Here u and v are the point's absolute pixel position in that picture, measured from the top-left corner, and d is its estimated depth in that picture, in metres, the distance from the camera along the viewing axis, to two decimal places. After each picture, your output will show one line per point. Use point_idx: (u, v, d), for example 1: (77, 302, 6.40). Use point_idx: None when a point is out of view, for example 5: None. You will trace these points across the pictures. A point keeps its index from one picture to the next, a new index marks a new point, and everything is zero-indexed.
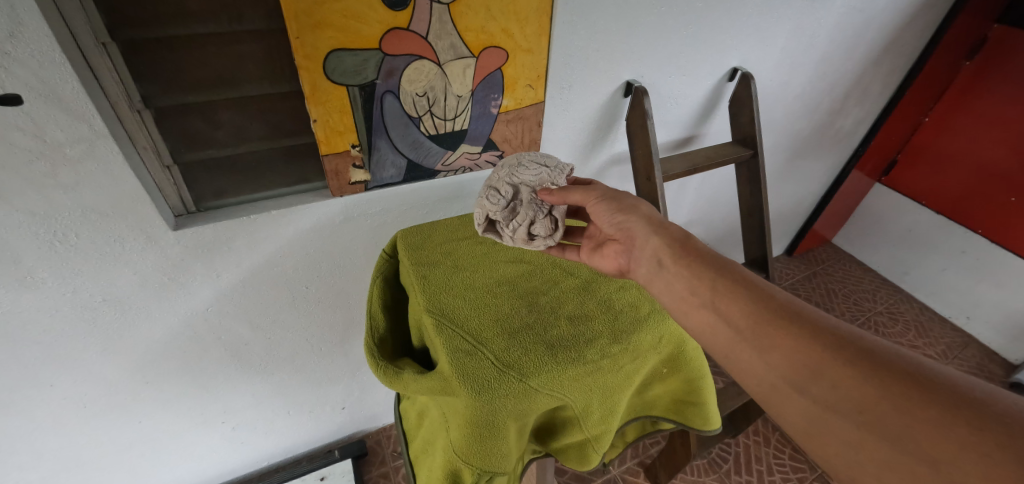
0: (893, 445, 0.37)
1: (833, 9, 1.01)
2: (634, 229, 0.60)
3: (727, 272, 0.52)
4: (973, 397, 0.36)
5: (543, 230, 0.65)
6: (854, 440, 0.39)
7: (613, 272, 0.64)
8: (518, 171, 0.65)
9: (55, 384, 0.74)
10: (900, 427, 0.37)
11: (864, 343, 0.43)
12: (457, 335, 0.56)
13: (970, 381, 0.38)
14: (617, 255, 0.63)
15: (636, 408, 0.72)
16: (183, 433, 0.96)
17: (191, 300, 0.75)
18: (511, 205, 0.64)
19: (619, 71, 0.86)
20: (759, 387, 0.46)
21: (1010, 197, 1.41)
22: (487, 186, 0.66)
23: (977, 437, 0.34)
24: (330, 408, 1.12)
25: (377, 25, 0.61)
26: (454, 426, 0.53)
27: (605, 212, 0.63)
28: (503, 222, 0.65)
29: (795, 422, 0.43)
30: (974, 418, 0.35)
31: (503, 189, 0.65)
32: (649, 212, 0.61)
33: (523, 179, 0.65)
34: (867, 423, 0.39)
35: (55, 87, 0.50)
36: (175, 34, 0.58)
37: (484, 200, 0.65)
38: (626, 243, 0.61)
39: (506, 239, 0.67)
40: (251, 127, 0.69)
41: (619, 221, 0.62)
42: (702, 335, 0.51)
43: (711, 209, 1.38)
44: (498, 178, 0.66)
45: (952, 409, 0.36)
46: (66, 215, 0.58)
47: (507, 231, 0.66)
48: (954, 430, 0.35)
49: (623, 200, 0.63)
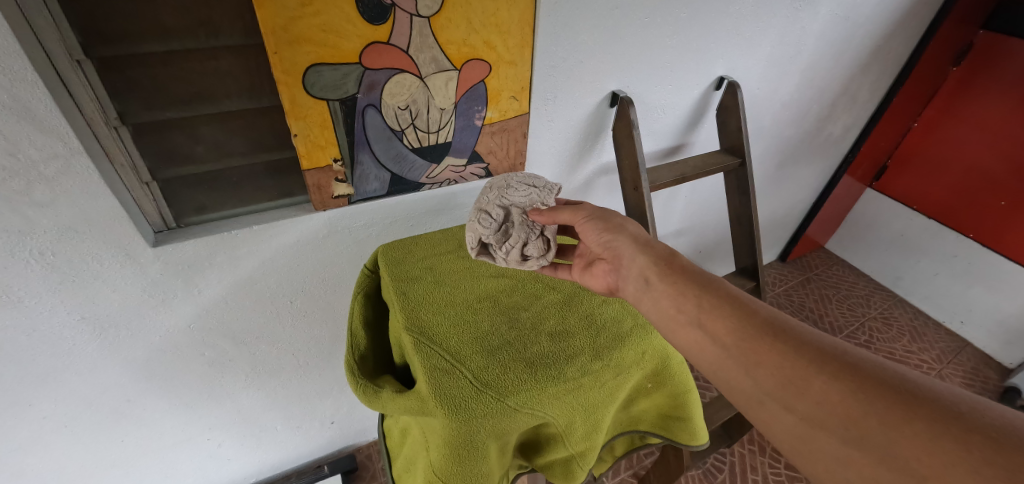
0: (882, 461, 0.36)
1: (817, 17, 1.02)
2: (620, 247, 0.60)
3: (712, 289, 0.52)
4: (959, 411, 0.36)
5: (535, 251, 0.65)
6: (844, 457, 0.38)
7: (603, 291, 0.63)
8: (509, 193, 0.65)
9: (34, 404, 0.73)
10: (888, 442, 0.36)
11: (848, 357, 0.42)
12: (437, 353, 0.55)
13: (956, 393, 0.37)
14: (606, 273, 0.62)
15: (622, 424, 0.72)
16: (168, 451, 0.94)
17: (172, 316, 0.74)
18: (504, 227, 0.64)
19: (604, 81, 0.86)
20: (746, 404, 0.46)
21: (1001, 201, 1.41)
22: (477, 208, 0.65)
23: (967, 452, 0.33)
24: (318, 422, 1.11)
25: (356, 39, 0.61)
26: (432, 445, 0.52)
27: (593, 231, 0.63)
28: (496, 245, 0.65)
29: (783, 439, 0.43)
30: (963, 432, 0.34)
31: (493, 212, 0.64)
32: (636, 231, 0.61)
33: (513, 200, 0.65)
34: (855, 438, 0.38)
35: (26, 103, 0.49)
36: (151, 51, 0.57)
37: (474, 224, 0.64)
38: (614, 262, 0.61)
39: (499, 260, 0.67)
40: (231, 142, 0.68)
41: (607, 241, 0.62)
42: (690, 352, 0.50)
43: (702, 218, 1.38)
44: (489, 201, 0.65)
45: (939, 424, 0.35)
46: (41, 233, 0.57)
47: (500, 253, 0.65)
48: (941, 444, 0.34)
49: (610, 219, 0.63)
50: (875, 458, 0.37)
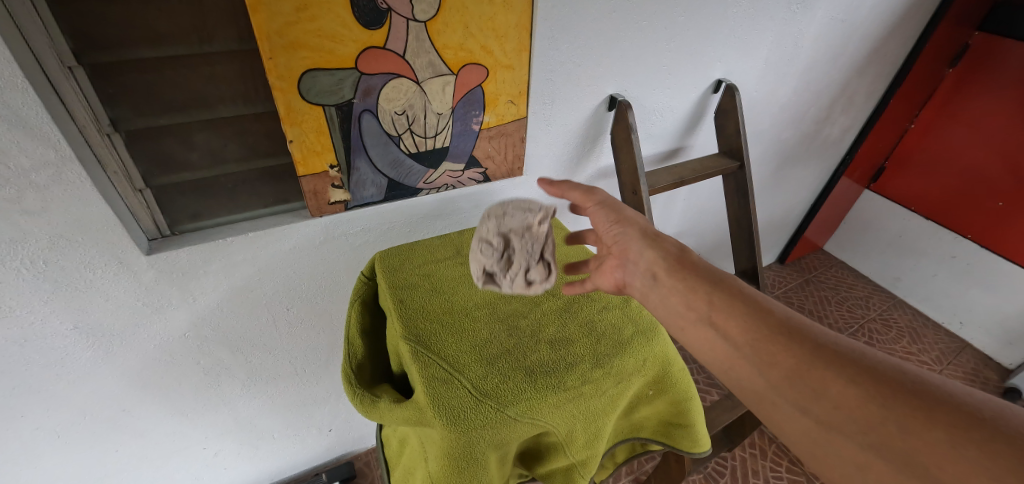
0: (901, 467, 0.37)
1: (814, 20, 1.02)
2: (628, 242, 0.59)
3: (722, 287, 0.51)
4: (981, 417, 0.36)
5: (539, 275, 0.62)
6: (861, 462, 0.39)
7: (611, 289, 0.61)
8: (506, 219, 0.62)
9: (27, 415, 0.71)
10: (909, 449, 0.37)
11: (866, 360, 0.42)
12: (436, 363, 0.54)
13: (978, 398, 0.37)
14: (614, 270, 0.60)
15: (623, 431, 0.71)
16: (162, 460, 0.93)
17: (167, 324, 0.73)
18: (506, 255, 0.62)
19: (602, 85, 0.86)
20: (759, 404, 0.45)
21: (998, 201, 1.42)
22: (479, 238, 0.64)
23: (989, 461, 0.34)
24: (316, 430, 1.10)
25: (352, 44, 0.60)
26: (432, 458, 0.51)
27: (604, 220, 0.63)
28: (501, 273, 0.62)
29: (796, 440, 0.43)
30: (986, 439, 0.34)
31: (494, 240, 0.62)
32: (646, 225, 0.60)
33: (511, 226, 0.62)
34: (874, 444, 0.38)
35: (16, 110, 0.48)
36: (143, 57, 0.56)
37: (477, 254, 0.63)
38: (620, 257, 0.59)
39: (506, 289, 0.64)
40: (226, 148, 0.68)
41: (616, 234, 0.61)
42: (700, 349, 0.50)
43: (701, 220, 1.37)
44: (488, 229, 0.62)
45: (960, 431, 0.36)
46: (33, 241, 0.56)
47: (505, 281, 0.63)
48: (964, 452, 0.35)
49: (621, 211, 0.62)
50: (896, 464, 0.37)
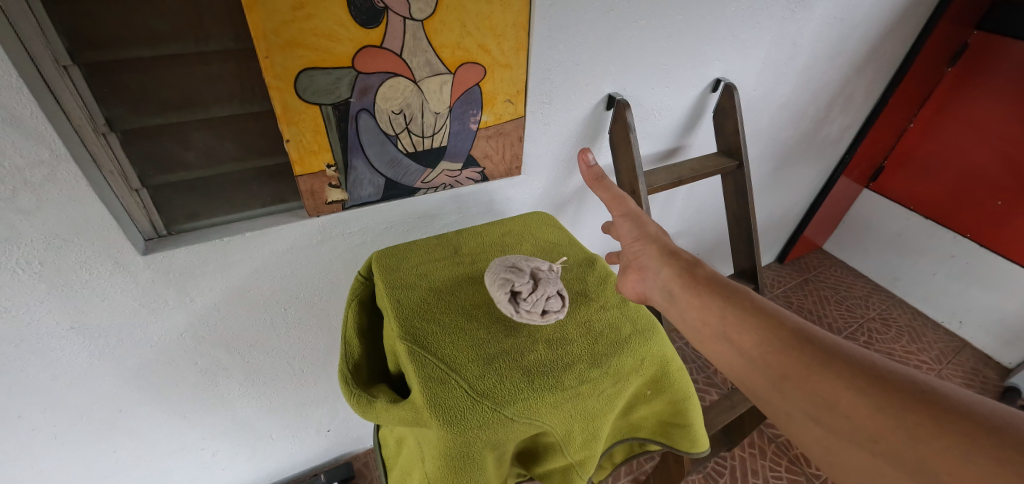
0: (910, 475, 0.37)
1: (813, 19, 1.02)
2: (648, 258, 0.62)
3: (737, 300, 0.53)
4: (991, 426, 0.36)
5: (557, 304, 0.62)
6: (873, 470, 0.40)
7: (634, 298, 0.64)
8: (530, 260, 0.66)
9: (23, 416, 0.71)
10: (919, 457, 0.37)
11: (877, 370, 0.43)
12: (432, 363, 0.54)
13: (988, 407, 0.38)
14: (636, 282, 0.62)
15: (621, 431, 0.71)
16: (160, 460, 0.92)
17: (163, 325, 0.73)
18: (534, 281, 0.62)
19: (600, 84, 0.86)
20: (773, 413, 0.47)
21: (997, 201, 1.42)
22: (506, 267, 0.64)
23: (998, 468, 0.34)
24: (314, 430, 1.09)
25: (349, 43, 0.60)
26: (428, 458, 0.51)
27: (627, 230, 0.67)
28: (525, 295, 0.60)
29: (813, 448, 0.44)
30: (994, 448, 0.35)
31: (523, 269, 0.63)
32: (664, 241, 0.63)
33: (536, 265, 0.65)
34: (883, 452, 0.39)
35: (11, 110, 0.48)
36: (138, 56, 0.56)
37: (507, 277, 0.62)
38: (641, 270, 0.62)
39: (523, 316, 0.60)
40: (222, 147, 0.67)
41: (636, 249, 0.65)
42: (717, 361, 0.52)
43: (700, 220, 1.37)
44: (517, 263, 0.65)
45: (969, 439, 0.36)
46: (28, 241, 0.56)
47: (525, 305, 0.60)
48: (972, 461, 0.35)
49: (643, 226, 0.66)
50: (906, 472, 0.38)
